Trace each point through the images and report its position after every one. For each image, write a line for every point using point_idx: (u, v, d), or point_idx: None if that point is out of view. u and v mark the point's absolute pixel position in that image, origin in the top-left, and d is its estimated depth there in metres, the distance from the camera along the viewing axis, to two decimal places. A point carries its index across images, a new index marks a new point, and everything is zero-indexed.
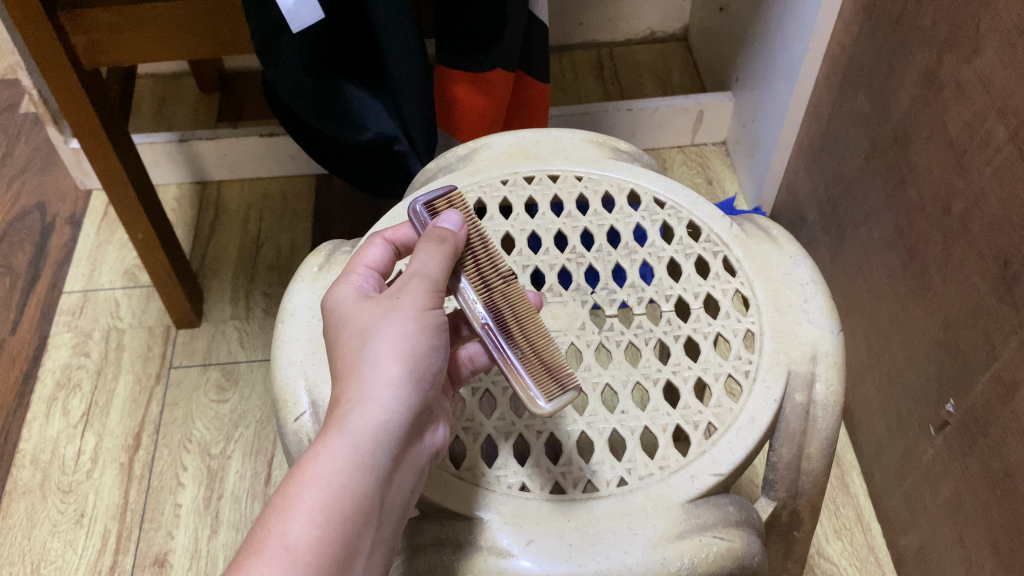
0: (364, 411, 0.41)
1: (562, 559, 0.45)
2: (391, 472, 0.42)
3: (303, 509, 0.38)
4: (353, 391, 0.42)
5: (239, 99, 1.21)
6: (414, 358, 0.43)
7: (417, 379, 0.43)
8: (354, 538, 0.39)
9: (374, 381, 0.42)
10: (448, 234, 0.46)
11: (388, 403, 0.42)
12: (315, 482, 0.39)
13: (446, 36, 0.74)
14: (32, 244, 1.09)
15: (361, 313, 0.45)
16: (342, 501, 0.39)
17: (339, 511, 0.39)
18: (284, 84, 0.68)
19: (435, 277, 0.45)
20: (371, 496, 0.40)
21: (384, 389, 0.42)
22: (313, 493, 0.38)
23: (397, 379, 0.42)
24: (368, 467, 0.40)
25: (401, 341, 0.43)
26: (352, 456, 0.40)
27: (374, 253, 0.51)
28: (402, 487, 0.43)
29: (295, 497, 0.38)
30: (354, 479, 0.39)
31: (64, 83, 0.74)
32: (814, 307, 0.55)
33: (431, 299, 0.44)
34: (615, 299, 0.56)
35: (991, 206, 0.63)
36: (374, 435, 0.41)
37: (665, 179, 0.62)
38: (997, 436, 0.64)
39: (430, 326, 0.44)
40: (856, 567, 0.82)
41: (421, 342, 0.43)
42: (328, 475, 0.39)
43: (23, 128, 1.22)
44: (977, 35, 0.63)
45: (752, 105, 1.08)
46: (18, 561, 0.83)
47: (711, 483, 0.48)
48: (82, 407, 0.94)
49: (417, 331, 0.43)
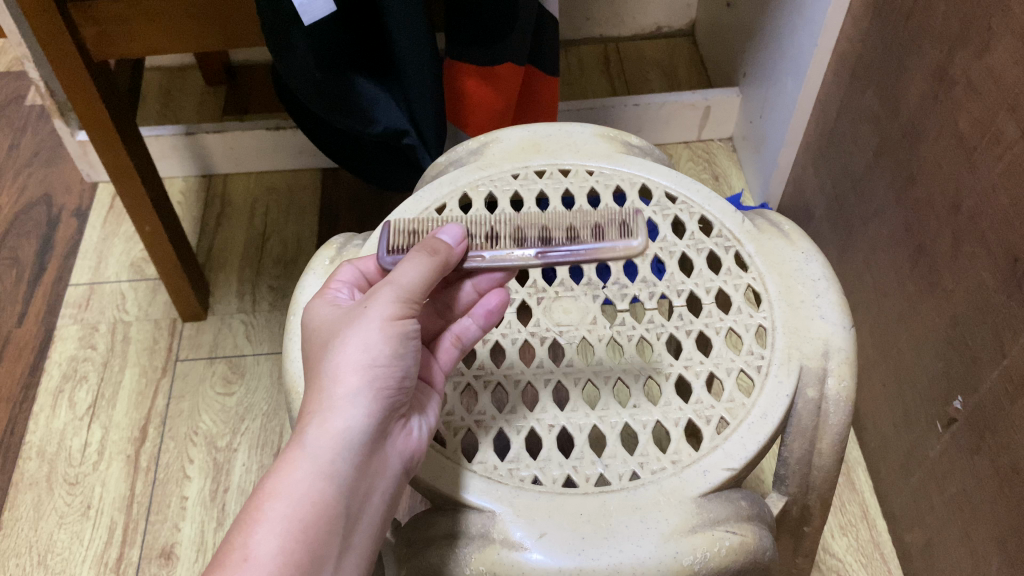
0: (325, 422, 0.42)
1: (575, 552, 0.45)
2: (356, 481, 0.42)
3: (264, 523, 0.39)
4: (316, 403, 0.43)
5: (245, 92, 1.21)
6: (376, 366, 0.43)
7: (380, 389, 0.43)
8: (319, 548, 0.40)
9: (334, 392, 0.42)
10: (441, 247, 0.46)
11: (348, 414, 0.42)
12: (276, 494, 0.40)
13: (457, 29, 0.74)
14: (38, 236, 1.09)
15: (331, 325, 0.45)
16: (304, 512, 0.40)
17: (301, 523, 0.39)
18: (294, 77, 0.68)
19: (404, 285, 0.44)
20: (336, 506, 0.41)
21: (344, 400, 0.42)
22: (274, 505, 0.39)
23: (357, 388, 0.43)
24: (328, 476, 0.41)
25: (362, 351, 0.43)
26: (312, 469, 0.41)
27: (346, 271, 0.50)
28: (371, 495, 0.43)
29: (257, 510, 0.39)
30: (315, 492, 0.40)
31: (73, 74, 0.74)
32: (826, 302, 0.55)
33: (400, 308, 0.44)
34: (627, 293, 0.56)
35: (1000, 203, 0.63)
36: (334, 447, 0.41)
37: (676, 173, 0.62)
38: (1005, 433, 0.64)
39: (395, 334, 0.44)
40: (862, 563, 0.83)
41: (385, 351, 0.44)
42: (288, 488, 0.40)
43: (28, 120, 1.21)
44: (988, 32, 0.63)
45: (759, 101, 1.07)
46: (25, 552, 0.84)
47: (724, 477, 0.48)
48: (89, 399, 0.95)
49: (381, 340, 0.44)
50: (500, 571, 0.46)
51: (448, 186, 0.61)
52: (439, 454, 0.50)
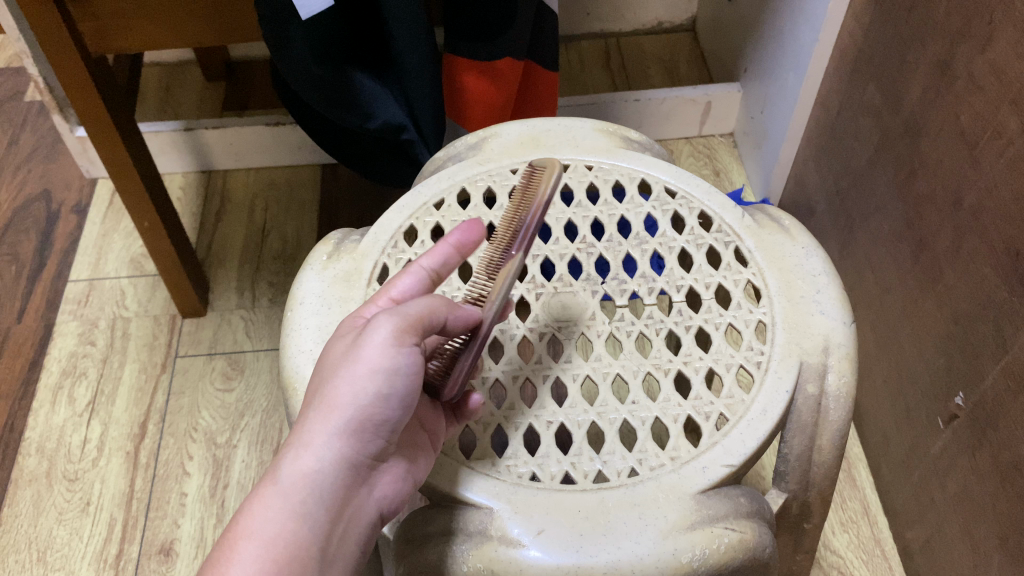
0: (300, 460, 0.43)
1: (573, 549, 0.45)
2: (330, 522, 0.43)
3: (237, 561, 0.41)
4: (295, 437, 0.43)
5: (244, 87, 1.20)
6: (356, 405, 0.43)
7: (359, 428, 0.43)
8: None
9: (313, 429, 0.43)
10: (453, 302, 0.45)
11: (323, 453, 0.43)
12: (250, 533, 0.41)
13: (455, 24, 0.74)
14: (38, 232, 1.09)
15: (333, 352, 0.45)
16: (274, 552, 0.41)
17: (272, 564, 0.41)
18: (292, 72, 0.68)
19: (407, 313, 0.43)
20: (308, 546, 0.42)
21: (321, 438, 0.43)
22: (248, 545, 0.41)
23: (335, 426, 0.43)
24: (300, 516, 0.42)
25: (346, 386, 0.43)
26: (282, 507, 0.42)
27: (404, 283, 0.48)
28: (347, 533, 0.44)
29: (230, 550, 0.41)
30: (286, 532, 0.42)
31: (71, 69, 0.74)
32: (826, 297, 0.54)
33: (398, 339, 0.43)
34: (626, 289, 0.55)
35: (1002, 198, 0.63)
36: (305, 486, 0.42)
37: (676, 169, 0.61)
38: (1007, 429, 0.64)
39: (383, 370, 0.43)
40: (863, 560, 0.82)
41: (369, 388, 0.43)
42: (260, 527, 0.42)
43: (27, 116, 1.21)
44: (990, 24, 0.62)
45: (760, 96, 1.07)
46: (25, 548, 0.84)
47: (722, 474, 0.48)
48: (88, 395, 0.94)
49: (366, 377, 0.43)
50: (498, 568, 0.46)
51: (446, 181, 0.61)
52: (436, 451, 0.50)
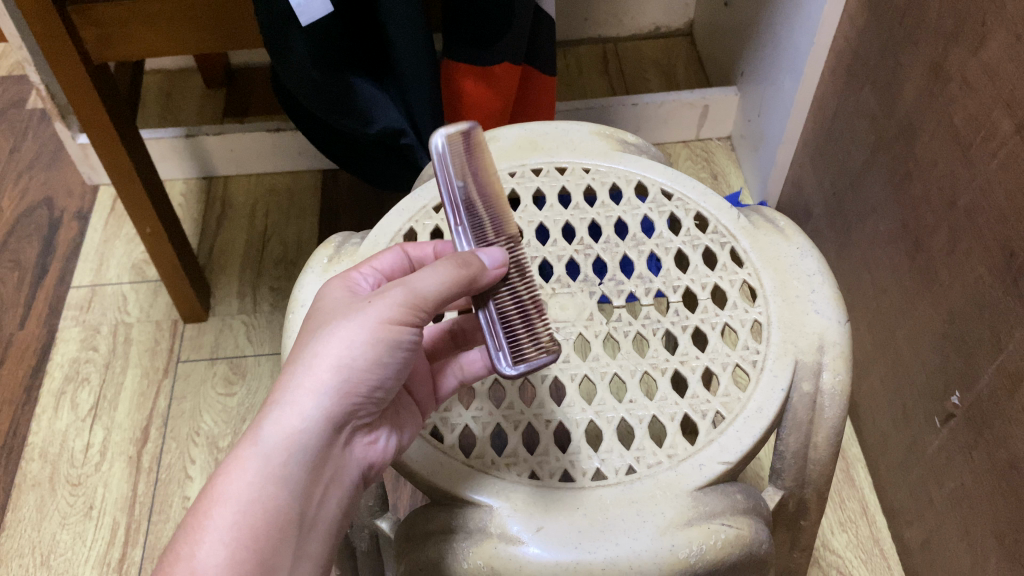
0: (283, 420, 0.42)
1: (572, 546, 0.46)
2: (311, 485, 0.43)
3: (213, 529, 0.40)
4: (278, 394, 0.43)
5: (245, 94, 1.21)
6: (350, 368, 0.43)
7: (348, 391, 0.44)
8: (268, 560, 0.41)
9: (299, 388, 0.43)
10: (470, 262, 0.43)
11: (308, 414, 0.43)
12: (225, 499, 0.41)
13: (453, 29, 0.75)
14: (41, 239, 1.10)
15: (328, 310, 0.46)
16: (252, 517, 0.41)
17: (249, 529, 0.41)
18: (292, 76, 0.68)
19: (416, 290, 0.44)
20: (288, 510, 0.42)
21: (308, 399, 0.43)
22: (222, 510, 0.41)
23: (326, 387, 0.43)
24: (281, 479, 0.42)
25: (341, 348, 0.43)
26: (263, 470, 0.42)
27: (386, 258, 0.51)
28: (326, 497, 0.44)
29: (204, 514, 0.40)
30: (265, 495, 0.41)
31: (73, 78, 0.75)
32: (821, 296, 0.55)
33: (401, 313, 0.44)
34: (623, 290, 0.56)
35: (996, 197, 0.63)
36: (289, 447, 0.42)
37: (672, 171, 0.62)
38: (1003, 428, 0.65)
39: (383, 340, 0.44)
40: (862, 559, 0.83)
41: (367, 354, 0.44)
42: (237, 491, 0.41)
43: (30, 124, 1.22)
44: (983, 27, 0.63)
45: (757, 100, 1.08)
46: (28, 553, 0.84)
47: (719, 471, 0.49)
48: (91, 400, 0.95)
49: (365, 342, 0.43)
50: (498, 565, 0.46)
51: None
52: (437, 450, 0.50)
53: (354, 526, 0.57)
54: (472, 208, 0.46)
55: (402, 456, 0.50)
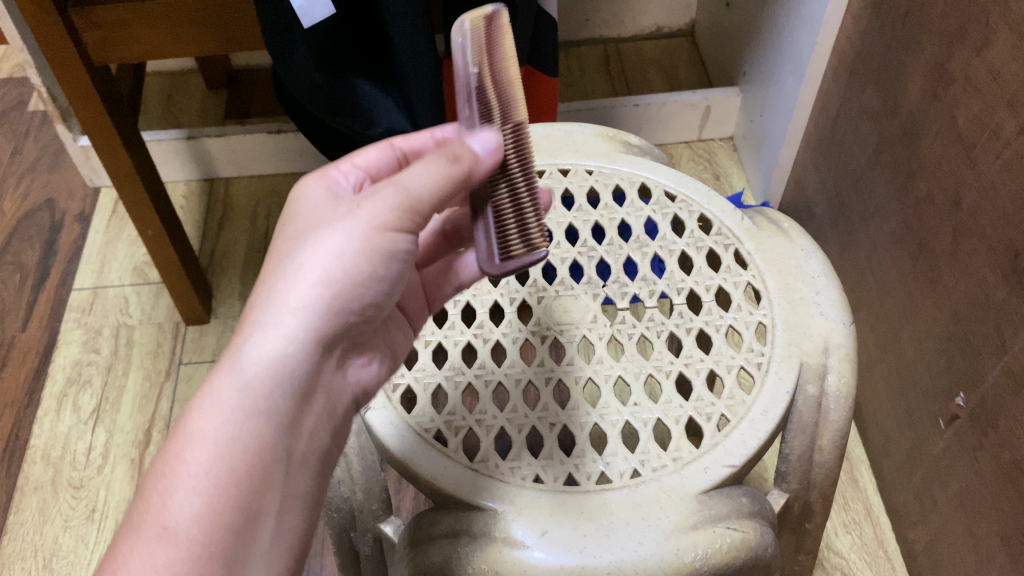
0: (264, 347, 0.41)
1: (577, 550, 0.45)
2: (295, 415, 0.41)
3: (189, 475, 0.37)
4: (256, 318, 0.41)
5: (247, 96, 1.21)
6: (337, 282, 0.42)
7: (334, 309, 0.42)
8: (253, 501, 0.39)
9: (280, 310, 0.41)
10: (464, 154, 0.42)
11: (292, 337, 0.41)
12: (199, 440, 0.38)
13: (455, 31, 0.75)
14: (42, 241, 1.10)
15: (309, 219, 0.44)
16: (233, 457, 0.38)
17: (231, 469, 0.38)
18: (294, 77, 0.68)
19: (409, 189, 0.42)
20: (272, 444, 0.40)
21: (290, 319, 0.41)
22: (198, 452, 0.38)
23: (309, 307, 0.41)
24: (263, 413, 0.40)
25: (329, 259, 0.42)
26: (243, 404, 0.39)
27: (372, 154, 0.52)
28: (309, 430, 0.43)
29: (178, 457, 0.38)
30: (246, 433, 0.39)
31: (75, 81, 0.75)
32: (825, 299, 0.55)
33: (396, 218, 0.43)
34: (627, 292, 0.56)
35: (1000, 197, 0.63)
36: (269, 375, 0.40)
37: (675, 172, 0.62)
38: (1008, 430, 0.64)
39: (374, 252, 0.43)
40: (866, 561, 0.82)
41: (356, 267, 0.42)
42: (214, 430, 0.39)
43: (31, 126, 1.22)
44: (986, 28, 0.63)
45: (759, 100, 1.07)
46: (30, 556, 0.84)
47: (724, 474, 0.48)
48: (93, 403, 0.95)
49: (355, 250, 0.42)
50: (502, 569, 0.46)
51: None
52: (441, 454, 0.50)
53: (357, 531, 0.56)
54: (484, 93, 0.44)
55: (406, 459, 0.50)
